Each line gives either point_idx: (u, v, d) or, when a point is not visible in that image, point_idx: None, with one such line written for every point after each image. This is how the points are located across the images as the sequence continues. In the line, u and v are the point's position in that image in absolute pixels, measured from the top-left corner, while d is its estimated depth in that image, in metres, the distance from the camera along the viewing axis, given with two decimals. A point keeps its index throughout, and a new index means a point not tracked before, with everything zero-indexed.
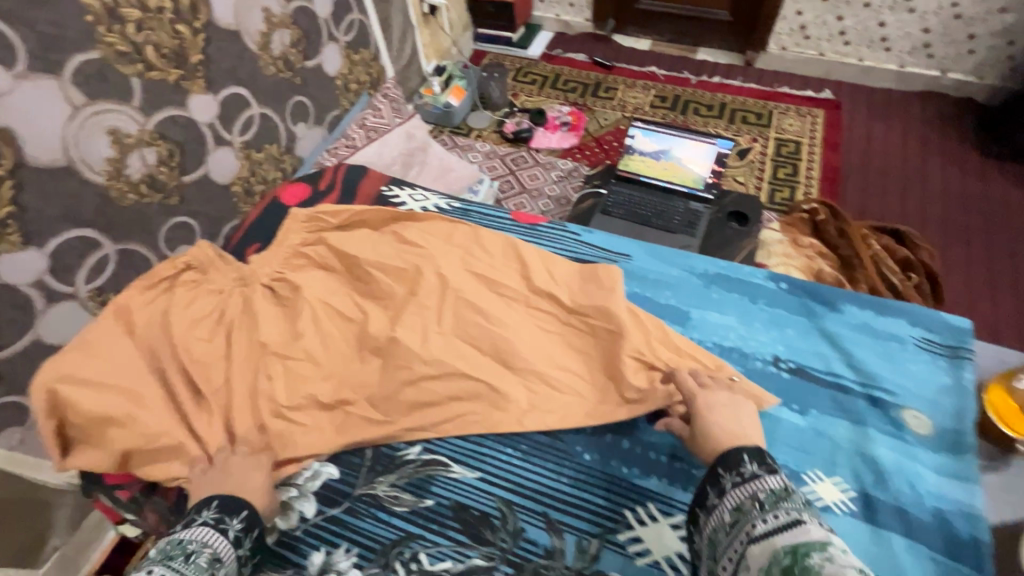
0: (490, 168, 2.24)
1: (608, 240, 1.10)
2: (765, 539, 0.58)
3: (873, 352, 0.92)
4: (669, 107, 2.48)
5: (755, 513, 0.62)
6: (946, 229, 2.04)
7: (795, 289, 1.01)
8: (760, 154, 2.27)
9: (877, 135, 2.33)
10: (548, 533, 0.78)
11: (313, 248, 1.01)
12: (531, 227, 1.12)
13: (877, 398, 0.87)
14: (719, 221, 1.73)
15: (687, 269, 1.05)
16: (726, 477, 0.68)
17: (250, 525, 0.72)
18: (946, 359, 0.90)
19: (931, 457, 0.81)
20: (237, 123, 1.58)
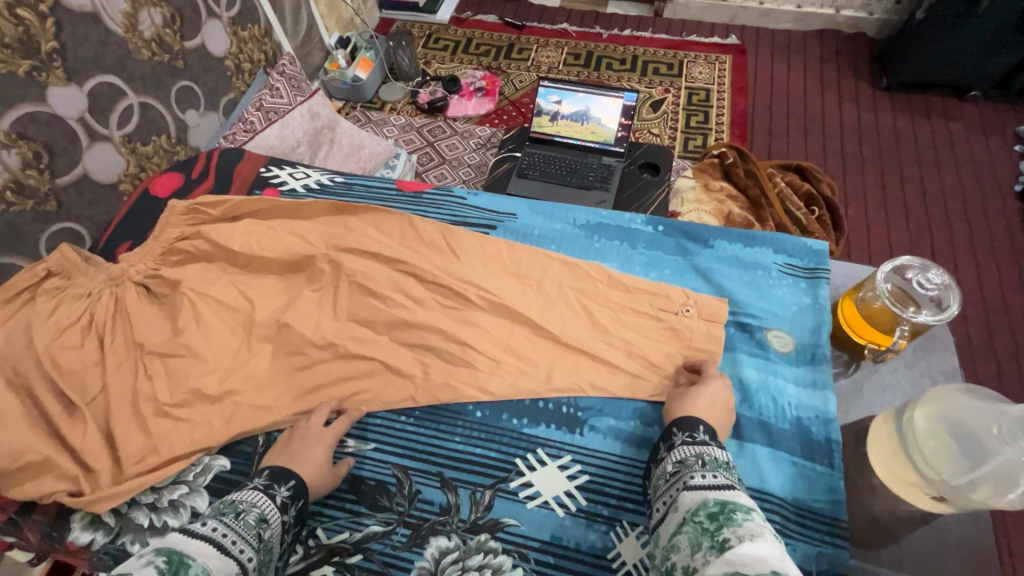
0: (406, 141, 2.19)
1: (493, 201, 1.10)
2: (698, 489, 0.64)
3: (741, 282, 0.97)
4: (583, 64, 2.47)
5: (695, 468, 0.68)
6: (843, 161, 2.17)
7: (670, 231, 1.05)
8: (672, 104, 2.31)
9: (776, 76, 2.41)
10: (443, 491, 0.80)
11: (189, 241, 0.96)
12: (417, 196, 1.10)
13: (744, 325, 0.93)
14: (633, 172, 1.77)
15: (571, 222, 1.07)
16: (678, 437, 0.74)
17: (295, 495, 0.73)
18: (805, 280, 0.96)
19: (791, 372, 0.89)
20: (114, 115, 1.46)
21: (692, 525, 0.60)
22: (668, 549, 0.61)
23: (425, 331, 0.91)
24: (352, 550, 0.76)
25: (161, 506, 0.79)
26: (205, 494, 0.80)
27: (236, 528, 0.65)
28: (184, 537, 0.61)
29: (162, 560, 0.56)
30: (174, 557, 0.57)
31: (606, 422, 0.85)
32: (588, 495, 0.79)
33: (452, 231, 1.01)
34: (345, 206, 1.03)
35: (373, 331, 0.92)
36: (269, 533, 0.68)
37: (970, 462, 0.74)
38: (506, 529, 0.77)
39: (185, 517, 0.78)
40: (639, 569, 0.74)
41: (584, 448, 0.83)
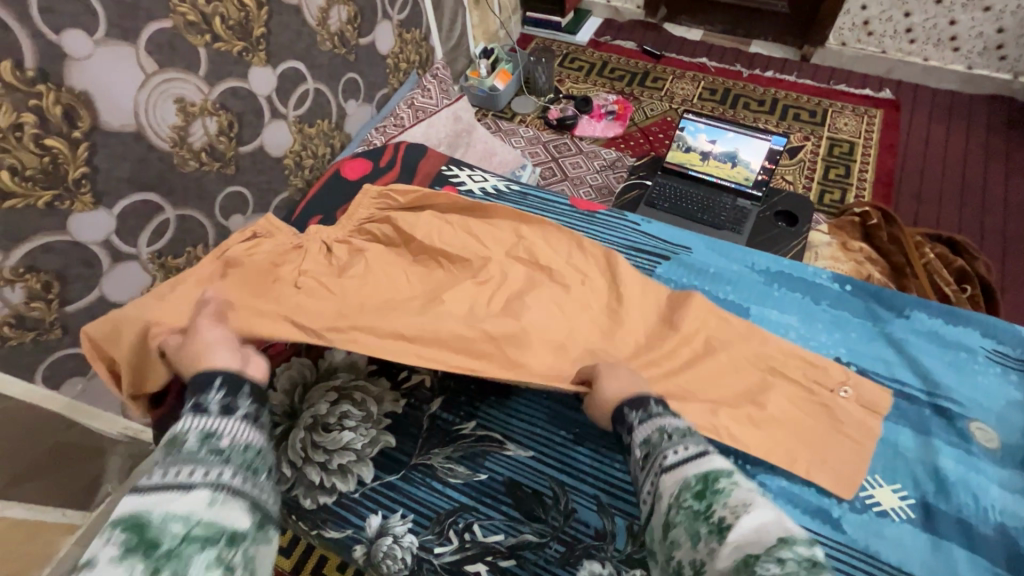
0: (532, 154, 2.23)
1: (669, 232, 1.13)
2: (676, 467, 0.66)
3: (942, 361, 0.92)
4: (719, 100, 2.41)
5: (664, 445, 0.69)
6: (1006, 241, 1.95)
7: (860, 292, 1.02)
8: (812, 152, 2.20)
9: (933, 138, 2.23)
10: (599, 516, 0.80)
11: (377, 225, 1.05)
12: (590, 215, 1.14)
13: (942, 407, 0.88)
14: (768, 219, 1.70)
15: (749, 266, 1.08)
16: (633, 415, 0.75)
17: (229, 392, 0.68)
18: (1018, 372, 0.90)
19: (997, 471, 0.82)
20: (293, 97, 1.60)
21: (685, 512, 0.61)
22: (666, 541, 0.62)
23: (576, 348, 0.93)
24: (506, 553, 0.77)
25: (331, 468, 0.85)
26: (371, 466, 0.86)
27: (185, 461, 0.60)
28: (133, 496, 0.57)
29: (119, 536, 0.53)
30: (134, 520, 0.54)
31: (775, 482, 0.83)
32: None
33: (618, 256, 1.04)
34: (516, 215, 1.08)
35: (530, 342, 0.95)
36: (226, 441, 0.64)
37: None
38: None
39: (352, 484, 0.84)
40: None
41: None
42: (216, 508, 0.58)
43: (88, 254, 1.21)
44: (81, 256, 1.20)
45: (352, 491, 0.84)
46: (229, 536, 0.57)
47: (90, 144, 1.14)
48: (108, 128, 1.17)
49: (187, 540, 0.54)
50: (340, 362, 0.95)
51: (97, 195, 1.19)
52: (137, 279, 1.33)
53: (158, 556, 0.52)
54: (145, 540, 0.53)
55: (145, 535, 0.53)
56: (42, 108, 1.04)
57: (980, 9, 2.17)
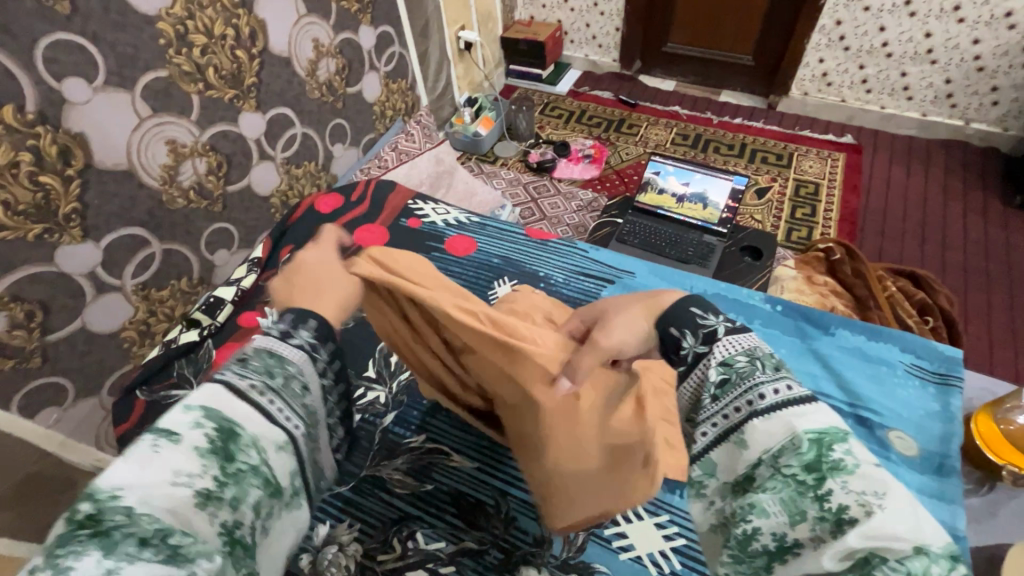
0: (512, 195, 2.33)
1: (615, 257, 1.16)
2: (775, 416, 0.54)
3: (863, 374, 0.96)
4: (690, 144, 2.55)
5: (759, 377, 0.58)
6: (966, 276, 2.03)
7: (789, 312, 1.07)
8: (779, 193, 2.30)
9: (893, 180, 2.35)
10: (539, 523, 0.79)
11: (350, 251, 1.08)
12: (543, 243, 1.20)
13: (864, 416, 0.91)
14: (733, 254, 1.78)
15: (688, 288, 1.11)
16: (714, 319, 0.64)
17: (318, 337, 0.64)
18: (935, 385, 0.94)
19: (914, 477, 0.84)
20: (281, 140, 1.71)
21: (785, 480, 0.51)
22: (742, 496, 0.54)
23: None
24: (447, 560, 0.75)
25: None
26: None
27: (276, 387, 0.59)
28: (219, 389, 0.57)
29: (211, 427, 0.53)
30: (223, 423, 0.54)
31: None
32: (686, 560, 0.76)
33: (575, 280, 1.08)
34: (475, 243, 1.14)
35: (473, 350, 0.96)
36: (303, 395, 0.61)
37: None
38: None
39: None
40: None
41: (682, 511, 0.80)
42: (275, 455, 0.56)
43: (73, 285, 1.26)
44: (67, 287, 1.25)
45: None
46: (274, 490, 0.55)
47: (82, 181, 1.21)
48: (101, 167, 1.25)
49: (253, 472, 0.53)
50: None
51: (86, 229, 1.25)
52: (120, 310, 1.38)
53: (225, 473, 0.51)
54: (225, 449, 0.52)
55: (226, 451, 0.52)
56: (39, 148, 1.12)
57: (927, 61, 2.33)
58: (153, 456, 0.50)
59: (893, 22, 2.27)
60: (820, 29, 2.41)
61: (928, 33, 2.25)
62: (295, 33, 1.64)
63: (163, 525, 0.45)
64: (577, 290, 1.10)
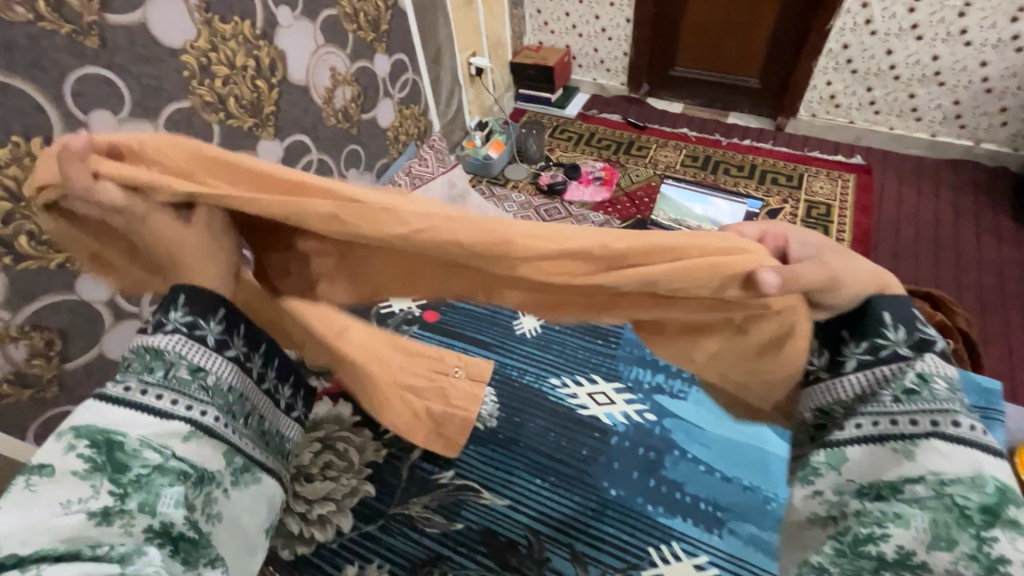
0: (524, 217, 2.34)
1: None
2: (957, 445, 0.58)
3: None
4: (700, 166, 2.56)
5: (954, 406, 0.59)
6: (983, 297, 2.01)
7: None
8: (791, 214, 2.30)
9: (905, 200, 2.34)
10: (560, 560, 0.94)
11: None
12: None
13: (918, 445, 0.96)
14: None
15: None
16: (934, 334, 0.64)
17: (194, 315, 0.69)
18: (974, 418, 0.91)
19: None
20: (297, 166, 1.72)
21: (946, 506, 0.55)
22: (888, 504, 0.59)
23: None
24: None
25: (311, 518, 0.99)
26: (351, 516, 0.99)
27: (157, 382, 0.66)
28: (102, 404, 0.65)
29: (86, 444, 0.60)
30: (103, 435, 0.62)
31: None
32: None
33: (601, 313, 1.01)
34: None
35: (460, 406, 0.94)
36: (209, 378, 0.70)
37: None
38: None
39: (331, 533, 0.97)
40: None
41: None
42: (181, 445, 0.66)
43: (91, 313, 1.26)
44: (85, 314, 1.25)
45: (331, 540, 0.97)
46: (195, 475, 0.66)
47: None
48: None
49: (160, 471, 0.62)
50: (324, 415, 1.13)
51: None
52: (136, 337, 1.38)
53: (120, 484, 0.59)
54: (112, 461, 0.60)
55: (115, 462, 0.60)
56: None
57: (935, 83, 2.34)
58: (31, 496, 0.57)
59: (900, 45, 2.29)
60: (827, 53, 2.43)
61: (936, 56, 2.27)
62: (313, 62, 1.67)
63: (74, 548, 0.54)
64: None
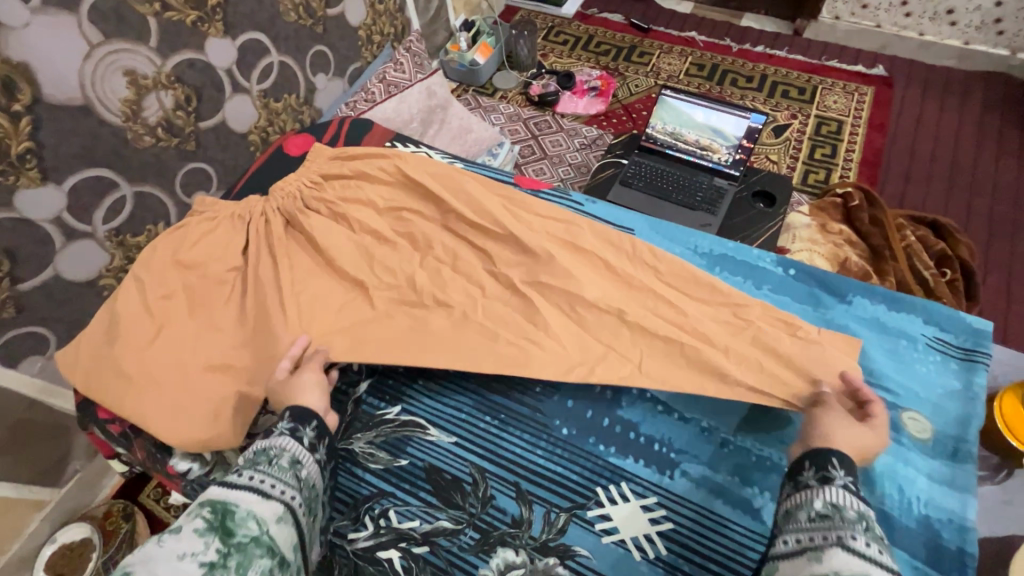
0: (511, 131, 2.19)
1: (612, 212, 0.99)
2: (860, 556, 0.51)
3: (880, 350, 0.80)
4: (705, 76, 2.34)
5: (853, 526, 0.54)
6: (991, 224, 1.89)
7: (803, 276, 0.89)
8: (798, 131, 2.13)
9: (924, 117, 2.16)
10: (517, 503, 0.73)
11: (339, 187, 0.98)
12: (534, 193, 1.01)
13: (872, 396, 0.76)
14: (745, 200, 1.66)
15: (692, 250, 0.93)
16: (840, 475, 0.60)
17: (304, 421, 0.71)
18: (958, 361, 0.78)
19: (925, 462, 0.72)
20: (256, 70, 1.51)
21: None
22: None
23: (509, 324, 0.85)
24: (420, 540, 0.72)
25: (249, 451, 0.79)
26: None
27: None
28: None
29: None
30: None
31: (700, 470, 0.74)
32: (670, 545, 0.69)
33: (579, 244, 0.91)
34: (467, 185, 0.96)
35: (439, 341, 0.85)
36: None
37: None
38: (577, 559, 0.69)
39: None
40: None
41: (672, 494, 0.72)
42: None
43: (37, 231, 1.13)
44: (31, 234, 1.12)
45: None
46: None
47: (32, 118, 1.07)
48: (52, 101, 1.10)
49: None
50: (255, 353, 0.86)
51: (44, 170, 1.11)
52: (95, 259, 1.25)
53: None
54: None
55: (227, 526, 0.56)
56: None
57: None
58: None
59: None
60: None
61: None
62: None
63: None
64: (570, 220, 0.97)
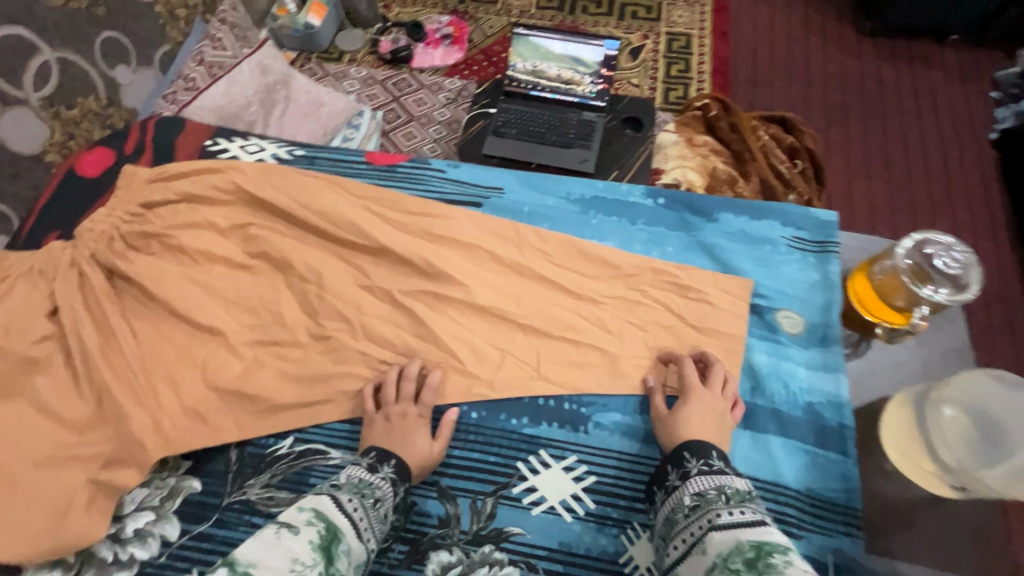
0: (368, 96, 2.02)
1: (477, 172, 0.92)
2: (728, 528, 0.53)
3: (748, 259, 0.85)
4: (557, 7, 2.28)
5: (720, 504, 0.57)
6: (828, 112, 2.08)
7: (673, 203, 0.90)
8: (652, 51, 2.17)
9: (759, 21, 2.28)
10: (441, 502, 0.71)
11: (156, 209, 0.82)
12: (389, 169, 0.92)
13: (753, 306, 0.81)
14: (615, 129, 1.68)
15: (565, 197, 0.90)
16: (693, 463, 0.64)
17: (400, 476, 0.68)
18: (815, 255, 0.85)
19: (802, 354, 0.79)
20: (29, 75, 1.21)
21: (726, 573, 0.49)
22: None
23: (392, 324, 0.79)
24: None
25: (125, 538, 0.68)
26: (176, 520, 0.70)
27: None
28: None
29: None
30: None
31: (612, 418, 0.75)
32: (597, 497, 0.71)
33: (449, 221, 0.84)
34: (313, 181, 0.86)
35: (319, 364, 0.77)
36: None
37: (991, 459, 0.74)
38: (512, 539, 0.69)
39: (155, 548, 0.68)
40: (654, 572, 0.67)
41: (589, 448, 0.73)
42: None
43: None
44: None
45: (156, 556, 0.68)
46: None
47: None
48: None
49: None
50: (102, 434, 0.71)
51: None
52: None
53: None
54: None
55: (331, 554, 0.54)
56: None
57: None
58: None
59: None
60: None
61: None
62: None
63: None
64: (437, 193, 0.89)
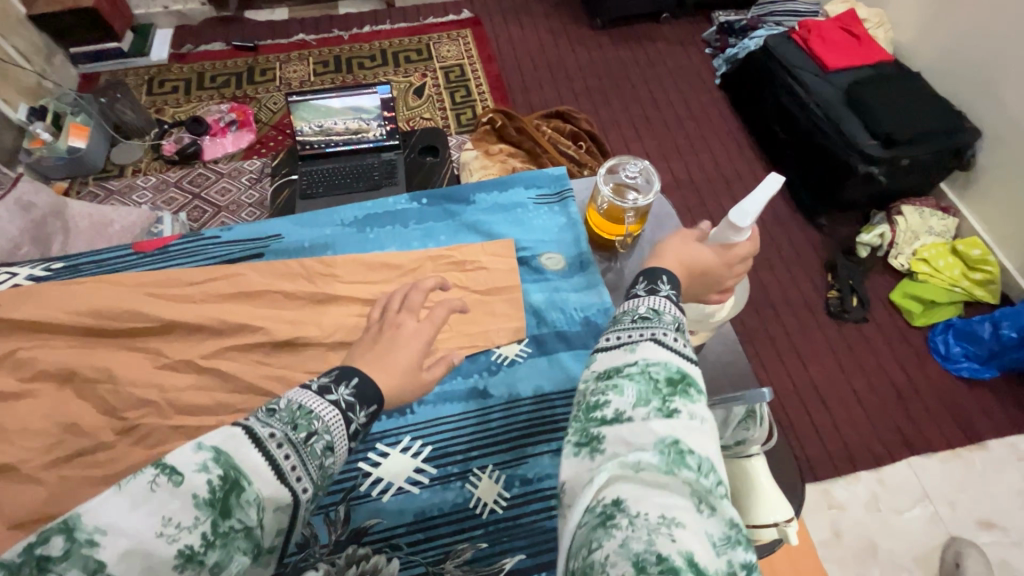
0: (165, 201, 1.95)
1: (250, 229, 1.01)
2: (668, 347, 0.48)
3: (505, 223, 1.02)
4: (334, 70, 2.40)
5: (667, 325, 0.51)
6: (591, 96, 2.43)
7: (434, 200, 1.06)
8: (434, 86, 2.37)
9: (515, 39, 2.60)
10: None
11: None
12: (163, 251, 0.96)
13: (519, 259, 0.97)
14: (414, 160, 1.81)
15: (339, 224, 1.03)
16: (664, 288, 0.57)
17: (363, 400, 0.52)
18: (557, 203, 1.03)
19: (568, 281, 0.95)
20: None
21: (647, 380, 0.45)
22: (605, 381, 0.47)
23: (201, 389, 0.80)
24: None
25: None
26: None
27: None
28: None
29: None
30: None
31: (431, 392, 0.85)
32: (437, 462, 0.79)
33: (237, 277, 0.91)
34: (88, 288, 0.87)
35: (128, 456, 0.73)
36: None
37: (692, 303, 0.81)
38: (371, 530, 0.74)
39: None
40: (499, 501, 0.76)
41: (420, 425, 0.83)
42: None
43: None
44: None
45: None
46: None
47: None
48: None
49: None
50: None
51: None
52: None
53: None
54: None
55: (226, 507, 0.40)
56: None
57: None
58: None
59: None
60: None
61: None
62: None
63: None
64: (216, 255, 0.97)
